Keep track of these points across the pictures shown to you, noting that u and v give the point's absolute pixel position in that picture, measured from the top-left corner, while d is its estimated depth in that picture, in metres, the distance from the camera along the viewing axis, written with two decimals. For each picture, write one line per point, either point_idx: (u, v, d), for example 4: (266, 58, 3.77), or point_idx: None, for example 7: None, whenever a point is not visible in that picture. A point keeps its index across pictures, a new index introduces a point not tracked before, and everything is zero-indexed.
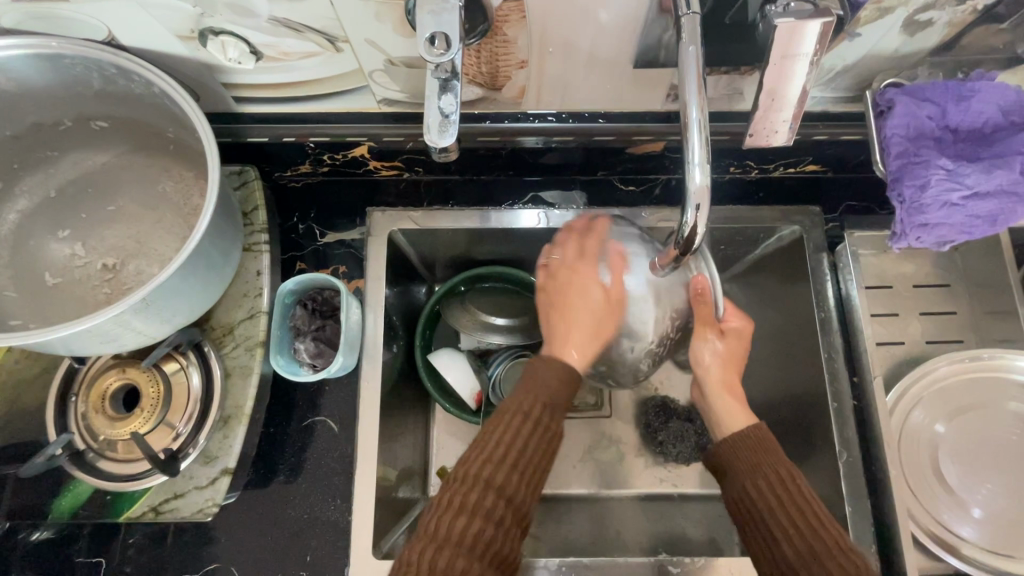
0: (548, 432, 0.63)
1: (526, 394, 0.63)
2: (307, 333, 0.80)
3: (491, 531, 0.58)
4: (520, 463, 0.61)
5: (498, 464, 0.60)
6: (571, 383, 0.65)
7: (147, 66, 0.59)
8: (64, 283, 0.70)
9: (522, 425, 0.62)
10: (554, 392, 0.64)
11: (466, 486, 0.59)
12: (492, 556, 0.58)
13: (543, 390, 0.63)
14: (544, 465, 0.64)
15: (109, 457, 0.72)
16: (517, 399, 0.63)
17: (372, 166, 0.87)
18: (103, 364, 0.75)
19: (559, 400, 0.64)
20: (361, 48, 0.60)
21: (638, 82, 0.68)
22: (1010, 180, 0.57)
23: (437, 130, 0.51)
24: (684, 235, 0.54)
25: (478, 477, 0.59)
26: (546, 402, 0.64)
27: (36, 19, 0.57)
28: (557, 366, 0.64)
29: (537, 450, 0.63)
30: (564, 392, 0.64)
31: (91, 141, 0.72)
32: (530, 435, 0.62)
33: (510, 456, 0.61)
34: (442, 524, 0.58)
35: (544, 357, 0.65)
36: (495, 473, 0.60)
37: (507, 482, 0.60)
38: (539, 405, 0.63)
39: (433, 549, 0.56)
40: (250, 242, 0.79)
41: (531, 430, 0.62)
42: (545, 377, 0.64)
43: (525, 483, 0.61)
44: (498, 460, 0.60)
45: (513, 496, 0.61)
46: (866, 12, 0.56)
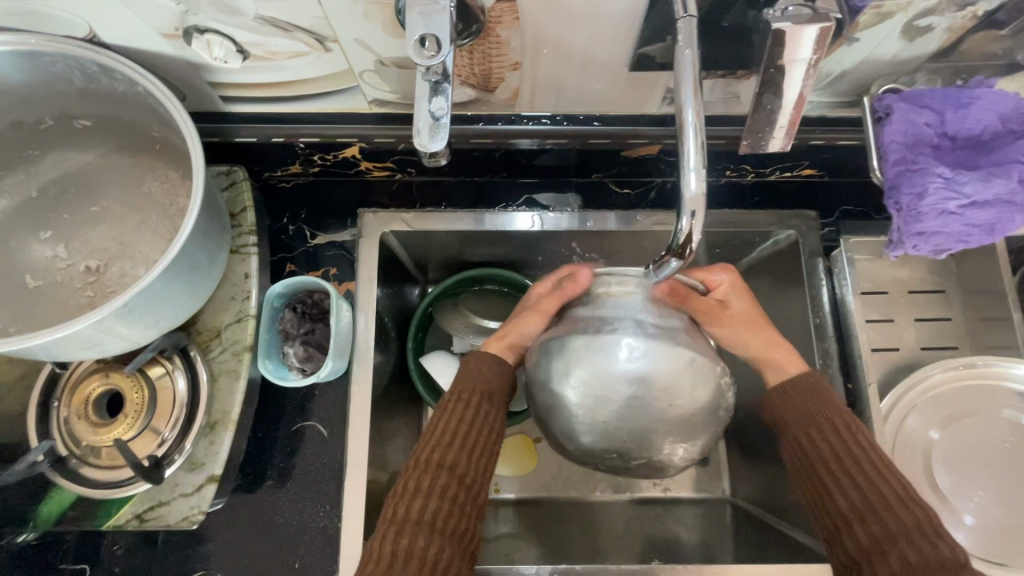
0: (489, 413, 0.70)
1: (464, 381, 0.71)
2: (296, 337, 0.78)
3: (447, 508, 0.63)
4: (466, 442, 0.67)
5: (446, 446, 0.66)
6: (502, 371, 0.73)
7: (129, 64, 0.58)
8: (46, 285, 0.69)
9: (462, 410, 0.69)
10: (490, 379, 0.72)
11: (420, 471, 0.64)
12: (453, 532, 0.62)
13: (480, 379, 0.71)
14: (492, 445, 0.69)
15: (92, 464, 0.71)
16: (457, 388, 0.71)
17: (363, 166, 0.85)
18: (86, 369, 0.73)
19: (496, 386, 0.72)
20: (351, 48, 0.59)
21: (634, 85, 0.67)
22: (1009, 189, 0.56)
23: (427, 134, 0.50)
24: (679, 243, 0.53)
25: (430, 461, 0.65)
26: (484, 388, 0.71)
27: (14, 15, 0.55)
28: (490, 362, 0.73)
29: (481, 431, 0.69)
30: (499, 380, 0.72)
31: (74, 140, 0.70)
32: (471, 416, 0.68)
33: (456, 439, 0.67)
34: (401, 508, 0.62)
35: (476, 352, 0.74)
36: (445, 455, 0.66)
37: (456, 462, 0.65)
38: (478, 391, 0.70)
39: (396, 531, 0.61)
40: (238, 244, 0.77)
41: (472, 413, 0.69)
42: (480, 367, 0.73)
43: (474, 462, 0.67)
44: (446, 443, 0.66)
45: (467, 475, 0.66)
46: (866, 16, 0.55)
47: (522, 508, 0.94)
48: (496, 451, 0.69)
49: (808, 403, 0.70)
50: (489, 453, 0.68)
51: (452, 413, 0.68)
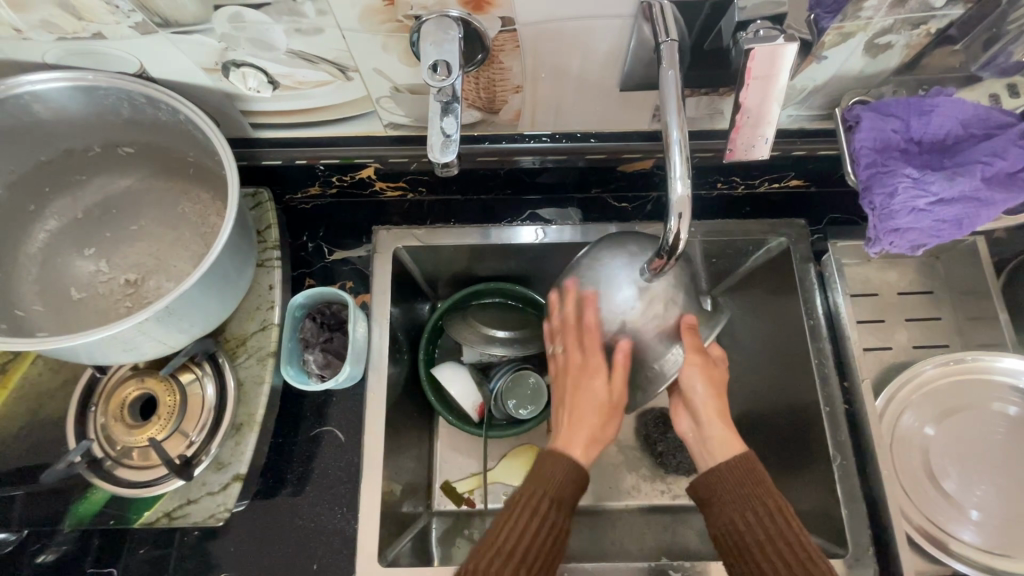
0: (554, 526, 0.67)
1: (530, 488, 0.68)
2: (316, 345, 0.84)
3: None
4: (527, 559, 0.65)
5: (503, 559, 0.65)
6: (576, 477, 0.68)
7: (172, 95, 0.65)
8: (88, 296, 0.75)
9: (527, 520, 0.66)
10: (554, 485, 0.68)
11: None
12: None
13: (542, 484, 0.67)
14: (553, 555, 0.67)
15: (126, 465, 0.75)
16: (518, 494, 0.68)
17: (377, 187, 0.92)
18: (122, 375, 0.78)
19: (569, 497, 0.68)
20: (370, 77, 0.66)
21: (625, 105, 0.74)
22: (972, 186, 0.61)
23: (439, 148, 0.56)
24: (668, 242, 0.58)
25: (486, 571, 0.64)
26: (547, 496, 0.67)
27: (75, 55, 0.63)
28: (561, 464, 0.68)
29: (546, 541, 0.66)
30: (563, 487, 0.68)
31: (117, 166, 0.77)
32: (536, 530, 0.66)
33: (516, 551, 0.65)
34: None
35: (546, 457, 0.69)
36: (503, 568, 0.64)
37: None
38: (537, 497, 0.67)
39: None
40: (263, 258, 0.83)
41: (531, 522, 0.66)
42: (546, 471, 0.68)
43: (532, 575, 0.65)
44: (499, 555, 0.65)
45: None
46: (830, 37, 0.61)
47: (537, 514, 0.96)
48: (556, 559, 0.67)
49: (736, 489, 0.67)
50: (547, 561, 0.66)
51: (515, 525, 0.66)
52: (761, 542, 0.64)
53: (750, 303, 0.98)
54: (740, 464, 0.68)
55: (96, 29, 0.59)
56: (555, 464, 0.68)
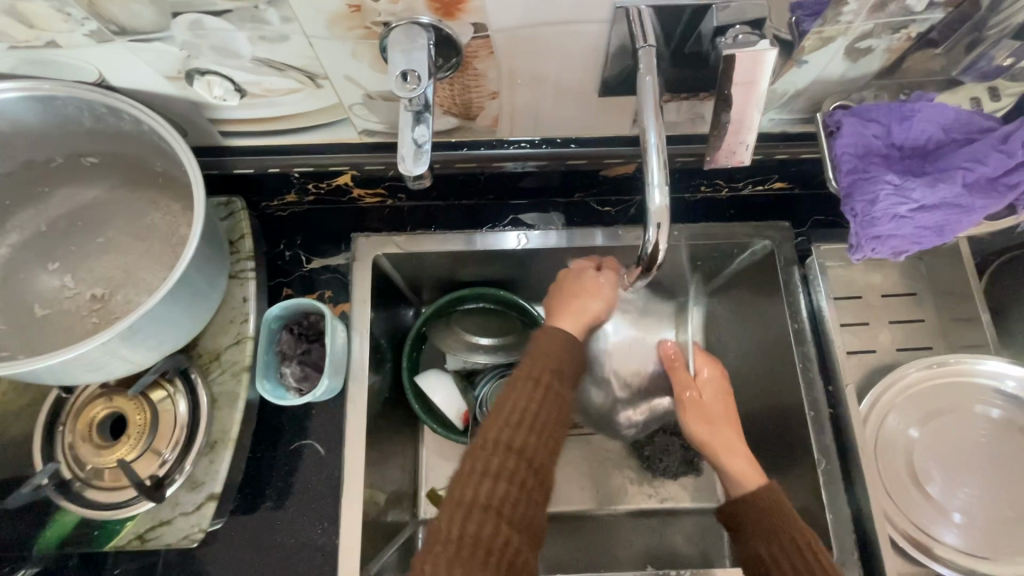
0: (558, 395, 0.66)
1: (533, 361, 0.68)
2: (293, 357, 0.82)
3: (518, 493, 0.60)
4: (538, 426, 0.63)
5: (515, 426, 0.62)
6: (572, 351, 0.71)
7: (133, 104, 0.62)
8: (53, 313, 0.72)
9: (534, 390, 0.65)
10: (560, 359, 0.69)
11: (489, 452, 0.61)
12: (516, 518, 0.59)
13: (551, 358, 0.68)
14: (559, 430, 0.65)
15: (95, 487, 0.73)
16: (529, 366, 0.67)
17: (355, 193, 0.90)
18: (90, 393, 0.76)
19: (569, 369, 0.69)
20: (340, 84, 0.64)
21: (606, 110, 0.72)
22: (953, 193, 0.61)
23: (411, 159, 0.55)
24: (648, 252, 0.58)
25: (499, 443, 0.61)
26: (555, 369, 0.68)
27: (30, 64, 0.60)
28: (568, 337, 0.72)
29: (552, 413, 0.65)
30: (566, 361, 0.70)
31: (82, 176, 0.75)
32: (543, 396, 0.65)
33: (526, 420, 0.63)
34: (468, 489, 0.59)
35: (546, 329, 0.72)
36: (514, 437, 0.62)
37: (525, 444, 0.62)
38: (547, 371, 0.67)
39: (460, 514, 0.58)
40: (236, 269, 0.81)
41: (544, 393, 0.65)
42: (551, 346, 0.70)
43: (544, 448, 0.63)
44: (516, 423, 0.63)
45: (533, 458, 0.62)
46: (810, 42, 0.60)
47: None
48: (562, 437, 0.66)
49: (764, 513, 0.68)
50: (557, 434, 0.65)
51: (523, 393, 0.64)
52: (786, 574, 0.64)
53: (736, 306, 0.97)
54: (768, 495, 0.70)
55: (49, 38, 0.56)
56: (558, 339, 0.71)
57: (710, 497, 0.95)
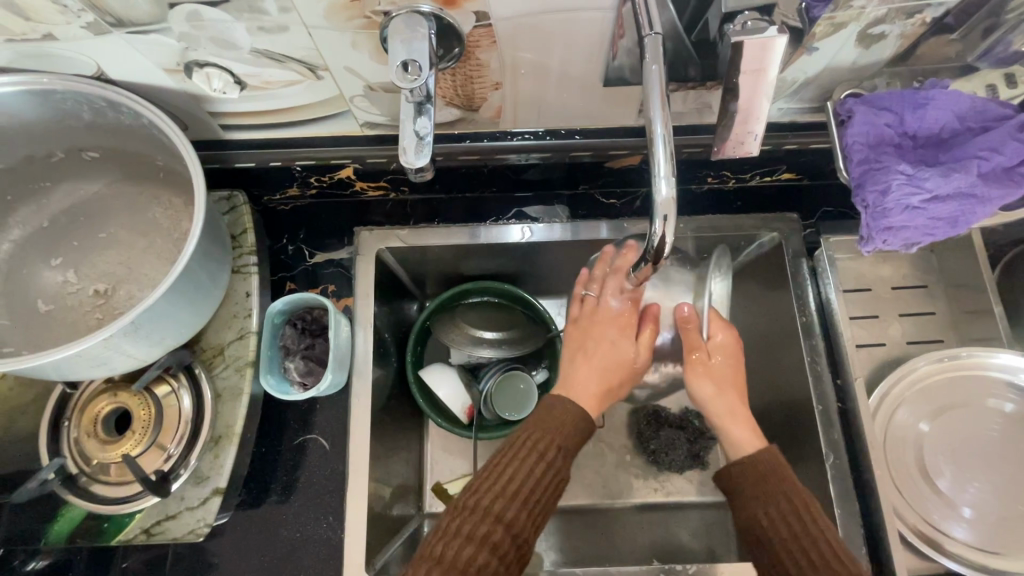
0: (558, 471, 0.66)
1: (541, 430, 0.67)
2: (297, 352, 0.81)
3: (494, 564, 0.60)
4: (530, 498, 0.63)
5: (510, 498, 0.62)
6: (585, 427, 0.69)
7: (132, 98, 0.62)
8: (57, 309, 0.72)
9: (535, 463, 0.65)
10: (567, 435, 0.67)
11: (475, 518, 0.61)
12: None
13: (557, 430, 0.67)
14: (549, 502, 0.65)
15: (101, 482, 0.73)
16: (534, 434, 0.66)
17: (358, 186, 0.90)
18: (95, 389, 0.76)
19: (574, 446, 0.68)
20: (341, 75, 0.63)
21: (611, 100, 0.71)
22: (968, 183, 0.59)
23: (413, 152, 0.54)
24: (654, 245, 0.57)
25: (488, 510, 0.62)
26: (561, 445, 0.67)
27: (28, 58, 0.60)
28: (580, 412, 0.69)
29: (546, 489, 0.65)
30: (574, 436, 0.68)
31: (83, 171, 0.74)
32: (543, 472, 0.64)
33: (519, 493, 0.63)
34: (445, 549, 0.60)
35: (561, 398, 0.69)
36: (505, 508, 0.62)
37: (515, 518, 0.62)
38: (552, 444, 0.66)
39: (433, 571, 0.59)
40: (239, 264, 0.80)
41: (543, 467, 0.65)
42: (564, 418, 0.68)
43: (531, 522, 0.63)
44: (509, 494, 0.63)
45: (517, 531, 0.62)
46: (821, 27, 0.58)
47: None
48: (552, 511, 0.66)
49: (765, 480, 0.66)
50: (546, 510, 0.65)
51: (524, 464, 0.64)
52: (782, 540, 0.62)
53: (743, 299, 0.96)
54: (765, 462, 0.67)
55: (46, 30, 0.56)
56: (571, 410, 0.69)
57: (716, 491, 0.95)
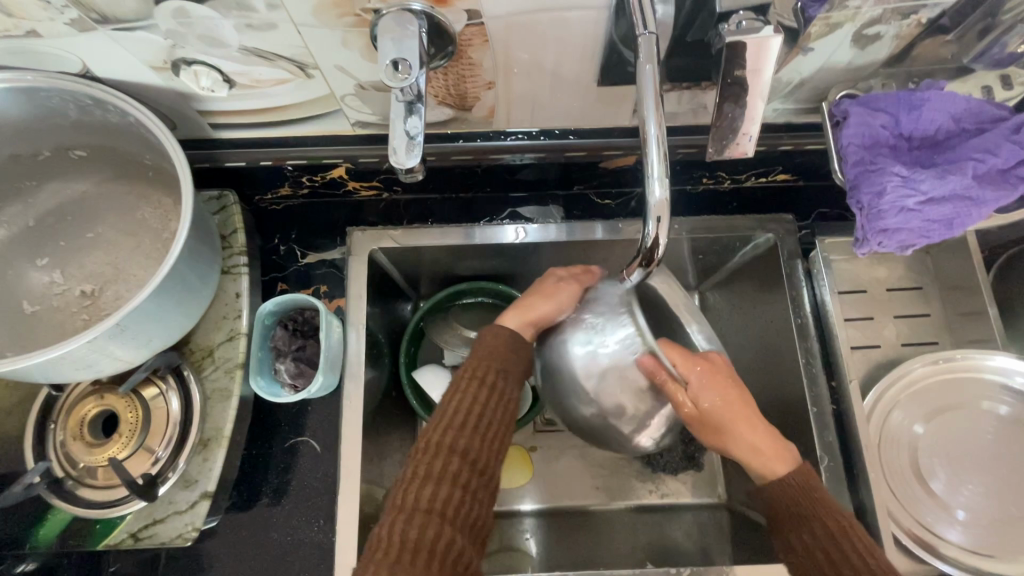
0: (504, 394, 0.68)
1: (479, 361, 0.68)
2: (288, 354, 0.80)
3: (458, 494, 0.61)
4: (480, 425, 0.65)
5: (458, 429, 0.64)
6: (520, 349, 0.69)
7: (119, 96, 0.61)
8: (43, 310, 0.71)
9: (476, 392, 0.67)
10: (507, 359, 0.69)
11: (432, 455, 0.63)
12: (461, 517, 0.61)
13: (494, 357, 0.68)
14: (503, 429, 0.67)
15: (89, 485, 0.72)
16: (470, 366, 0.68)
17: (351, 186, 0.89)
18: (82, 391, 0.75)
19: (515, 367, 0.69)
20: (331, 74, 0.62)
21: (605, 100, 0.70)
22: (964, 185, 0.59)
23: (403, 152, 0.53)
24: (647, 247, 0.56)
25: (442, 445, 0.63)
26: (501, 368, 0.68)
27: (11, 54, 0.59)
28: (510, 339, 0.69)
29: (496, 414, 0.67)
30: (513, 359, 0.69)
31: (70, 170, 0.73)
32: (487, 399, 0.66)
33: (468, 422, 0.65)
34: (410, 494, 0.61)
35: (491, 329, 0.70)
36: (457, 440, 0.64)
37: (469, 447, 0.64)
38: (492, 371, 0.68)
39: (403, 519, 0.60)
40: (229, 265, 0.79)
41: (488, 395, 0.67)
42: (497, 347, 0.69)
43: (488, 448, 0.65)
44: (458, 425, 0.64)
45: (476, 459, 0.64)
46: (816, 28, 0.58)
47: (520, 519, 0.94)
48: (510, 434, 0.68)
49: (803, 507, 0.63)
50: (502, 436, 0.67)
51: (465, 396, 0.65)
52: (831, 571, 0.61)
53: (737, 301, 0.96)
54: (801, 477, 0.64)
55: (29, 27, 0.55)
56: (504, 340, 0.69)
57: (710, 492, 0.95)
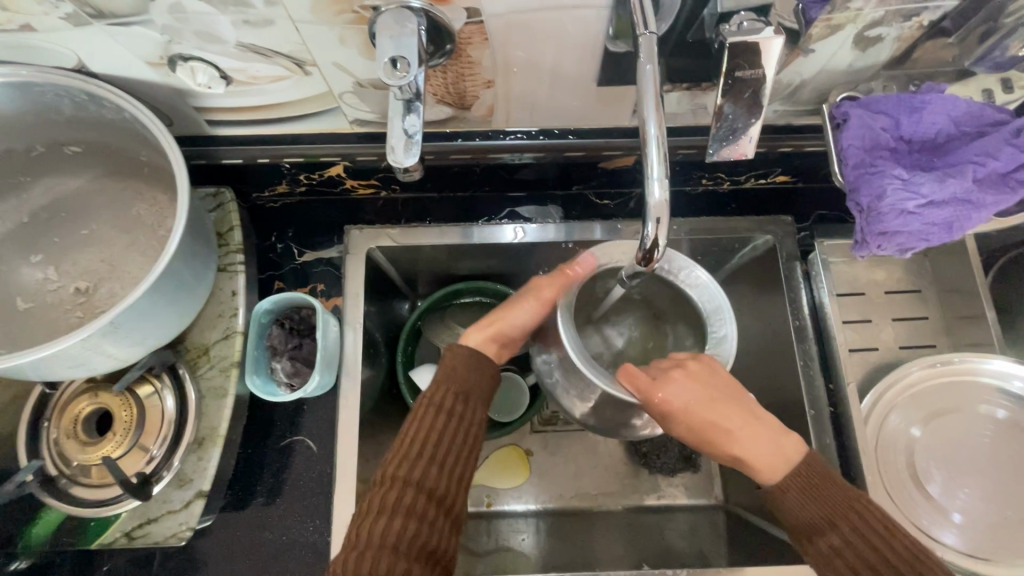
0: (464, 418, 0.67)
1: (437, 386, 0.68)
2: (285, 352, 0.80)
3: (413, 526, 0.61)
4: (437, 453, 0.64)
5: (413, 460, 0.63)
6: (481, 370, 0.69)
7: (115, 91, 0.60)
8: (36, 307, 0.70)
9: (432, 418, 0.66)
10: (466, 382, 0.68)
11: (387, 487, 0.63)
12: (417, 550, 0.60)
13: (452, 380, 0.68)
14: (464, 456, 0.66)
15: (81, 483, 0.71)
16: (428, 392, 0.68)
17: (348, 184, 0.88)
18: (76, 388, 0.74)
19: (475, 389, 0.68)
20: (330, 71, 0.61)
21: (605, 100, 0.70)
22: (964, 188, 0.59)
23: (401, 150, 0.53)
24: (646, 247, 0.56)
25: (397, 477, 0.63)
26: (459, 392, 0.68)
27: (4, 48, 0.58)
28: (470, 359, 0.69)
29: (456, 440, 0.66)
30: (473, 381, 0.68)
31: (65, 166, 0.72)
32: (444, 425, 0.65)
33: (424, 451, 0.64)
34: (364, 528, 0.61)
35: (454, 348, 0.70)
36: (412, 470, 0.63)
37: (424, 477, 0.63)
38: (449, 395, 0.67)
39: (356, 555, 0.59)
40: (225, 263, 0.79)
41: (445, 421, 0.66)
42: (456, 369, 0.68)
43: (445, 476, 0.64)
44: (413, 455, 0.64)
45: (434, 488, 0.63)
46: (817, 29, 0.57)
47: (516, 520, 0.94)
48: (472, 458, 0.67)
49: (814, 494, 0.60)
50: (463, 463, 0.66)
51: (422, 423, 0.65)
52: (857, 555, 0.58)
53: (736, 303, 0.95)
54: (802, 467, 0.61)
55: (24, 21, 0.54)
56: (465, 360, 0.69)
57: (706, 493, 0.95)
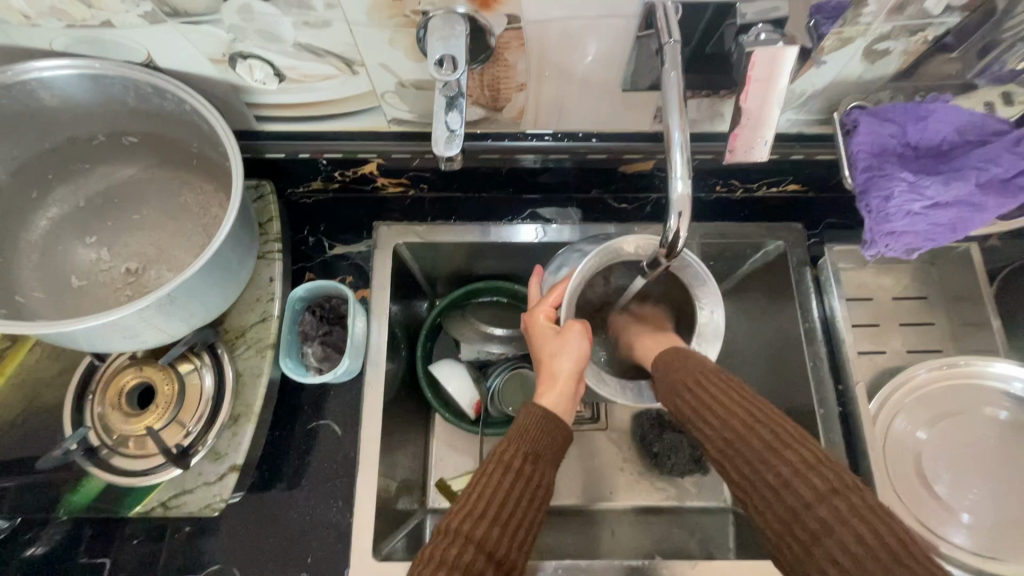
0: (532, 482, 0.63)
1: (510, 442, 0.65)
2: (314, 338, 0.85)
3: None
4: (503, 514, 0.60)
5: (478, 517, 0.59)
6: (557, 432, 0.67)
7: (177, 84, 0.65)
8: (88, 285, 0.75)
9: (503, 476, 0.62)
10: (539, 443, 0.65)
11: (447, 541, 0.58)
12: None
13: (527, 440, 0.65)
14: (529, 521, 0.62)
15: (122, 454, 0.75)
16: (499, 447, 0.65)
17: (379, 182, 0.93)
18: (121, 363, 0.79)
19: (549, 452, 0.65)
20: (375, 71, 0.66)
21: (628, 105, 0.74)
22: (966, 191, 0.63)
23: (444, 143, 0.57)
24: (668, 240, 0.59)
25: (459, 531, 0.59)
26: (531, 451, 0.65)
27: (81, 43, 0.63)
28: (545, 420, 0.66)
29: (522, 503, 0.62)
30: (548, 441, 0.66)
31: (121, 155, 0.78)
32: (513, 486, 0.62)
33: (491, 511, 0.60)
34: None
35: (526, 406, 0.67)
36: (476, 527, 0.59)
37: (487, 536, 0.59)
38: (522, 454, 0.64)
39: None
40: (264, 250, 0.83)
41: (514, 481, 0.62)
42: (530, 428, 0.66)
43: (509, 539, 0.60)
44: (478, 513, 0.60)
45: (496, 551, 0.59)
46: (829, 42, 0.62)
47: None
48: (535, 525, 0.62)
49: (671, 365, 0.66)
50: (526, 529, 0.61)
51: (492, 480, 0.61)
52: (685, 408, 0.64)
53: (748, 306, 0.99)
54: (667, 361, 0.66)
55: (105, 17, 0.60)
56: (539, 418, 0.66)
57: (716, 494, 0.97)
